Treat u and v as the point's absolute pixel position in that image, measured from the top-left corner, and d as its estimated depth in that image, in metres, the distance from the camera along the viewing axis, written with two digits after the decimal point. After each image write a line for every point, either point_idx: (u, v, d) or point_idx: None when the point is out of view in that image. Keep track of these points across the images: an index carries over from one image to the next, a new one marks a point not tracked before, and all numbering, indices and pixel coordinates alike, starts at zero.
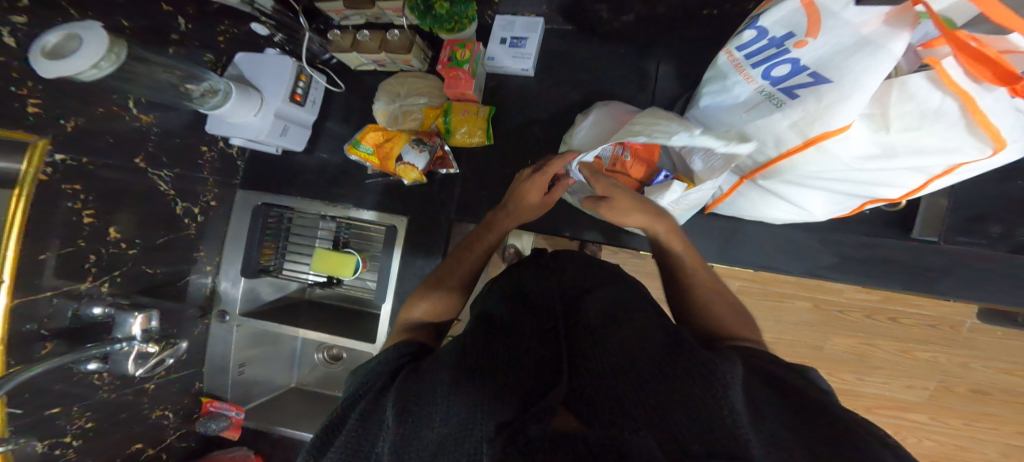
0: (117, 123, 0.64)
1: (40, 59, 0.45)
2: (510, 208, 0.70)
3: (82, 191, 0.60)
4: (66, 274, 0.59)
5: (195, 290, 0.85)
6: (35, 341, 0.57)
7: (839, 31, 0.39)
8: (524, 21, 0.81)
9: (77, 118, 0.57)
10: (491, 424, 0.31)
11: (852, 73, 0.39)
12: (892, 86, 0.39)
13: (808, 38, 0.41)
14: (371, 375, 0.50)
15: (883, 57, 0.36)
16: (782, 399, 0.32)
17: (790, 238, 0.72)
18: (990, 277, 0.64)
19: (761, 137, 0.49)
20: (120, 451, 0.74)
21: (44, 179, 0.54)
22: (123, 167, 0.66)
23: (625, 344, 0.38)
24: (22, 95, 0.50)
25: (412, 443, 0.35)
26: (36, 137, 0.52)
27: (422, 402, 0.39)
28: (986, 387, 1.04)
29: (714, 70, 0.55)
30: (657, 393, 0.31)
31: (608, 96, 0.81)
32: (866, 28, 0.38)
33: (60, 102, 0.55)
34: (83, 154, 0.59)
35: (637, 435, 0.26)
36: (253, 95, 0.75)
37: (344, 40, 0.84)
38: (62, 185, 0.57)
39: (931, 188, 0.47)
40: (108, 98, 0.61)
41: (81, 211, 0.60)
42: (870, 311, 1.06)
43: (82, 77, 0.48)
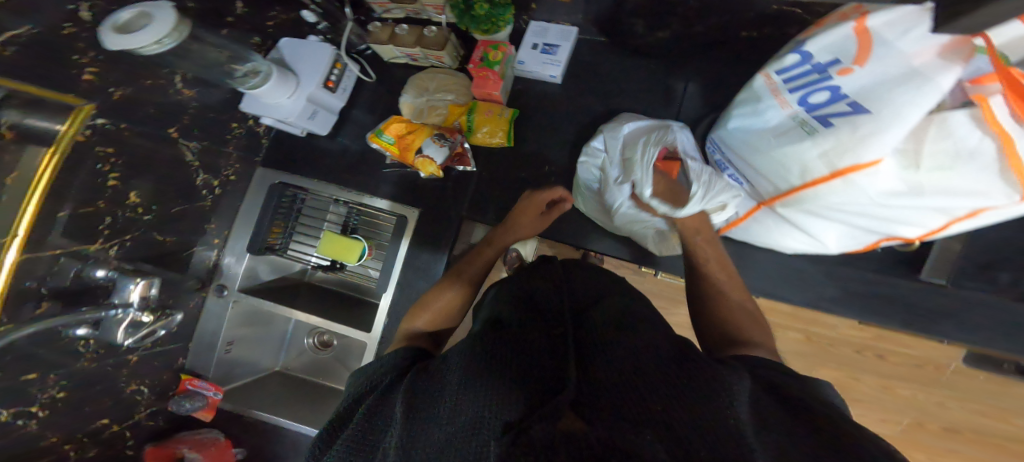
0: (161, 95, 0.68)
1: (110, 34, 0.50)
2: (509, 225, 0.74)
3: (112, 155, 0.62)
4: (71, 233, 0.58)
5: (199, 261, 0.83)
6: (30, 301, 0.55)
7: (886, 61, 0.41)
8: (558, 29, 0.85)
9: (125, 89, 0.62)
10: (500, 422, 0.32)
11: (894, 105, 0.40)
12: (932, 122, 0.40)
13: (854, 65, 0.44)
14: (381, 368, 0.51)
15: (929, 91, 0.37)
16: (788, 410, 0.32)
17: (795, 268, 0.74)
18: (989, 323, 0.66)
19: (790, 163, 0.51)
20: (84, 427, 0.69)
21: (82, 139, 0.57)
22: (151, 134, 0.68)
23: (638, 348, 0.38)
24: (82, 64, 0.55)
25: (420, 441, 0.36)
26: (82, 102, 0.56)
27: (429, 401, 0.40)
28: (958, 427, 1.07)
29: (748, 93, 0.59)
30: (669, 397, 0.31)
31: (634, 111, 0.83)
32: (916, 59, 0.39)
33: (116, 72, 0.60)
34: (122, 120, 0.62)
35: (645, 440, 0.27)
36: (291, 80, 0.78)
37: (382, 32, 0.86)
38: (97, 147, 0.59)
39: (951, 230, 0.49)
40: (156, 71, 0.66)
41: (108, 173, 0.61)
42: (859, 347, 1.09)
43: (144, 51, 0.53)
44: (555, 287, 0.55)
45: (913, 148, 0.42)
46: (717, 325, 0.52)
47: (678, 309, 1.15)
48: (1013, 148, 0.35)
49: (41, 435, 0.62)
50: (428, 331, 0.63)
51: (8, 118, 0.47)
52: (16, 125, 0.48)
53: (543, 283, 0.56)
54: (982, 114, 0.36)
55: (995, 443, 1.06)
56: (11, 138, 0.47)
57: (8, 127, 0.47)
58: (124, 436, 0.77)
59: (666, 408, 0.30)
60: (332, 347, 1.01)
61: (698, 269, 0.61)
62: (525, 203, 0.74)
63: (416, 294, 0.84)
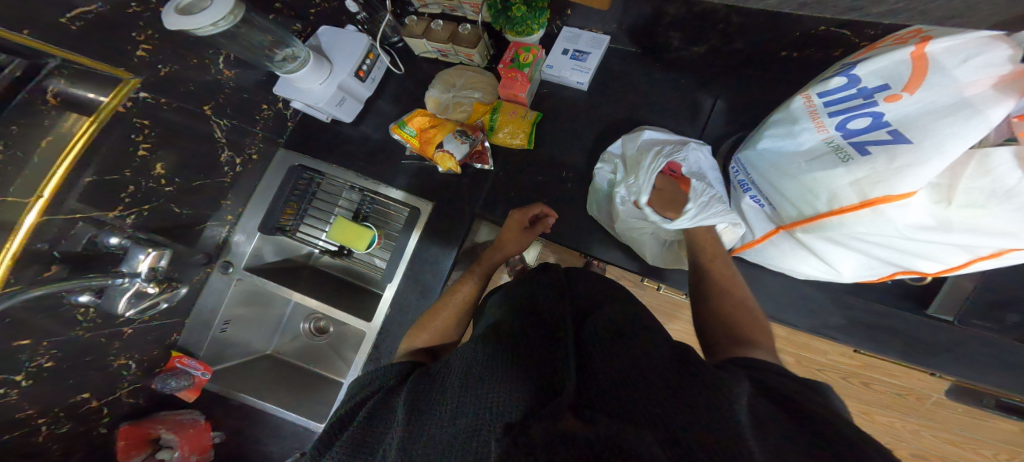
0: (203, 73, 0.70)
1: (172, 14, 0.51)
2: (496, 245, 0.76)
3: (147, 126, 0.63)
4: (88, 199, 0.57)
5: (209, 238, 0.82)
6: (39, 265, 0.53)
7: (938, 90, 0.43)
8: (590, 37, 0.85)
9: (173, 66, 0.65)
10: (501, 420, 0.32)
11: (937, 136, 0.41)
12: (972, 159, 0.41)
13: (904, 93, 0.45)
14: (380, 371, 0.51)
15: (977, 124, 0.39)
16: (791, 419, 0.31)
17: (804, 293, 0.74)
18: (986, 362, 0.67)
19: (818, 188, 0.52)
20: (61, 402, 0.66)
21: (122, 111, 0.58)
22: (191, 111, 0.69)
23: (647, 353, 0.38)
24: (138, 40, 0.59)
25: (421, 444, 0.35)
26: (128, 76, 0.59)
27: (430, 403, 0.40)
28: (929, 455, 1.08)
29: (783, 114, 0.59)
30: (667, 399, 0.31)
31: (658, 124, 0.84)
32: (968, 90, 0.41)
33: (167, 50, 0.63)
34: (160, 94, 0.64)
35: (641, 439, 0.27)
36: (325, 66, 0.79)
37: (417, 27, 0.87)
38: (134, 119, 0.60)
39: (969, 268, 0.50)
40: (203, 52, 0.69)
41: (139, 143, 0.62)
42: (846, 374, 1.09)
43: (199, 32, 0.54)
44: (558, 291, 0.53)
45: (948, 183, 0.43)
46: (718, 319, 0.53)
47: (675, 323, 1.17)
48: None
49: (16, 407, 0.60)
50: (429, 347, 0.63)
51: (55, 86, 0.52)
52: (62, 93, 0.53)
53: (545, 285, 0.54)
54: None
55: None
56: (54, 105, 0.52)
57: (54, 94, 0.52)
58: (99, 414, 0.73)
59: (668, 412, 0.30)
60: (328, 334, 1.01)
61: (698, 265, 0.62)
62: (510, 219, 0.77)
63: (423, 288, 0.84)
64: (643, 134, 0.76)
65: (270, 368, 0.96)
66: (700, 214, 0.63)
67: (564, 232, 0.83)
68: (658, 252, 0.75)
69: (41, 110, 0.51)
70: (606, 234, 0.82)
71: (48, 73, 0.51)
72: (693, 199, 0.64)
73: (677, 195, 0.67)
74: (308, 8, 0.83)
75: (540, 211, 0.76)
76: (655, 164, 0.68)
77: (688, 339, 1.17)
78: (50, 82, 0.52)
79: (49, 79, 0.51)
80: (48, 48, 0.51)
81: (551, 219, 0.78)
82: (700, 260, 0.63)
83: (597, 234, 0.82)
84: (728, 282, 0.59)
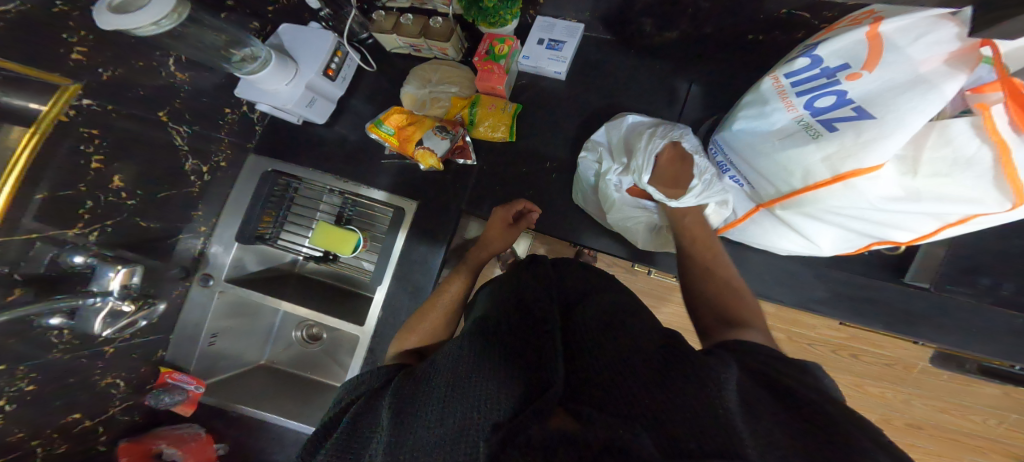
0: (153, 77, 0.66)
1: (104, 12, 0.49)
2: (481, 243, 0.76)
3: (97, 136, 0.59)
4: (45, 216, 0.55)
5: (184, 251, 0.80)
6: (3, 286, 0.52)
7: (895, 67, 0.43)
8: (564, 26, 0.85)
9: (116, 69, 0.61)
10: (490, 420, 0.32)
11: (898, 111, 0.42)
12: (934, 130, 0.42)
13: (863, 71, 0.46)
14: (367, 374, 0.51)
15: (934, 98, 0.40)
16: (779, 403, 0.32)
17: (788, 270, 0.76)
18: (963, 328, 0.69)
19: (791, 166, 0.53)
20: (52, 423, 0.65)
21: (65, 120, 0.54)
22: (141, 117, 0.66)
23: (633, 342, 0.38)
24: (72, 42, 0.54)
25: (407, 442, 0.36)
26: (69, 82, 0.54)
27: (417, 402, 0.40)
28: (921, 422, 1.11)
29: (754, 96, 0.60)
30: (652, 390, 0.31)
31: (635, 110, 0.84)
32: (923, 66, 0.42)
33: (106, 52, 0.59)
34: (109, 101, 0.60)
35: (633, 434, 0.27)
36: (290, 65, 0.76)
37: (386, 22, 0.85)
38: (81, 129, 0.57)
39: (941, 235, 0.51)
40: (150, 55, 0.65)
41: (90, 155, 0.59)
42: (836, 347, 1.12)
43: (140, 31, 0.52)
44: (543, 286, 0.53)
45: (913, 155, 0.44)
46: (709, 302, 0.54)
47: (667, 306, 1.18)
48: (1008, 156, 0.37)
49: (4, 430, 0.58)
50: (419, 347, 0.62)
51: None
52: None
53: (532, 280, 0.54)
54: (982, 123, 0.38)
55: (952, 437, 1.11)
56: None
57: None
58: (96, 433, 0.73)
59: (657, 401, 0.30)
60: (321, 340, 1.01)
61: (684, 250, 0.63)
62: (494, 216, 0.76)
63: (413, 287, 0.83)
64: (629, 117, 0.75)
65: (264, 379, 0.94)
66: (705, 190, 0.64)
67: (549, 222, 0.83)
68: (648, 238, 0.75)
69: None
70: (591, 222, 0.82)
71: None
72: (698, 176, 0.64)
73: (680, 171, 0.67)
74: (265, 5, 0.80)
75: (523, 207, 0.77)
76: (653, 141, 0.67)
77: (680, 321, 1.18)
78: None
79: None
80: None
81: (534, 213, 0.78)
82: (688, 246, 0.63)
83: (582, 223, 0.82)
84: (715, 267, 0.60)
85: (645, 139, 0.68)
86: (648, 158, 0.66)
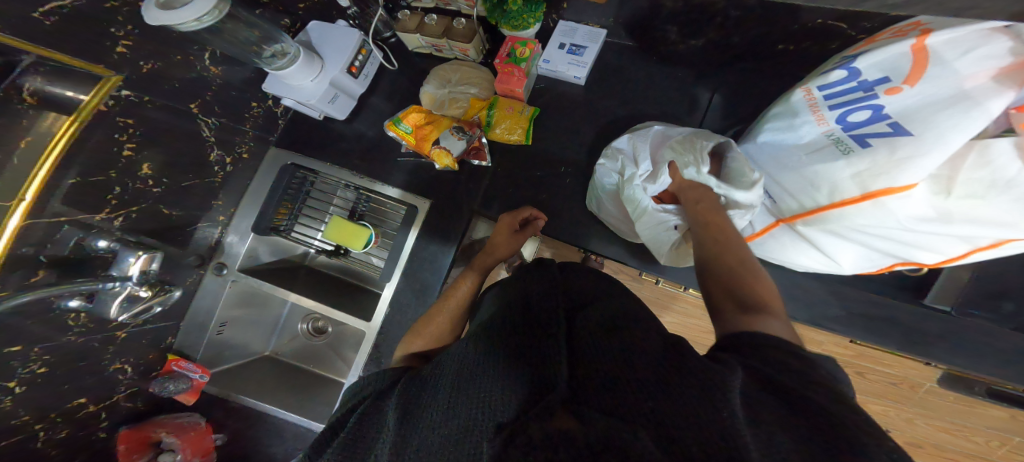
0: (188, 70, 0.68)
1: (153, 9, 0.50)
2: (489, 248, 0.75)
3: (132, 125, 0.61)
4: (72, 201, 0.56)
5: (201, 239, 0.81)
6: (27, 268, 0.53)
7: (939, 82, 0.44)
8: (586, 31, 0.85)
9: (154, 62, 0.63)
10: (493, 423, 0.32)
11: (938, 128, 0.42)
12: (973, 149, 0.42)
13: (904, 85, 0.46)
14: (370, 377, 0.51)
15: (978, 115, 0.40)
16: (785, 409, 0.30)
17: (802, 285, 0.75)
18: (984, 353, 0.68)
19: (817, 182, 0.52)
20: (57, 406, 0.66)
21: (104, 110, 0.57)
22: (175, 108, 0.67)
23: (638, 346, 0.37)
24: (118, 37, 0.58)
25: (411, 445, 0.36)
26: (111, 73, 0.58)
27: (422, 404, 0.40)
28: (922, 442, 1.10)
29: (782, 108, 0.59)
30: (656, 393, 0.31)
31: (653, 118, 0.84)
32: (969, 82, 0.42)
33: (149, 46, 0.62)
34: (145, 92, 0.62)
35: (637, 436, 0.27)
36: (316, 61, 0.77)
37: (410, 21, 0.85)
38: (117, 118, 0.59)
39: (968, 259, 0.50)
40: (185, 48, 0.67)
41: (124, 142, 0.60)
42: (841, 364, 1.10)
43: (183, 27, 0.52)
44: (551, 288, 0.52)
45: (948, 175, 0.44)
46: (725, 284, 0.50)
47: (668, 315, 1.17)
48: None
49: (11, 411, 0.59)
50: (425, 351, 0.63)
51: (31, 84, 0.49)
52: (39, 92, 0.51)
53: (542, 283, 0.54)
54: None
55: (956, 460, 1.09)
56: (31, 104, 0.50)
57: (31, 93, 0.50)
58: (97, 417, 0.72)
59: (666, 408, 0.29)
60: (326, 334, 1.00)
61: (703, 230, 0.58)
62: (502, 222, 0.77)
63: (421, 286, 0.83)
64: (656, 125, 0.74)
65: (269, 370, 0.95)
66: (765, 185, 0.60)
67: (561, 227, 0.83)
68: (667, 253, 0.71)
69: (16, 110, 0.48)
70: (603, 228, 0.82)
71: (24, 71, 0.49)
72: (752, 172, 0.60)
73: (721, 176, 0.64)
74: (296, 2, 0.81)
75: (529, 215, 0.77)
76: (701, 140, 0.65)
77: (684, 330, 1.17)
78: (27, 80, 0.49)
79: (25, 77, 0.49)
80: (20, 44, 0.48)
81: (540, 221, 0.79)
82: (705, 227, 0.58)
83: (594, 228, 0.82)
84: (735, 249, 0.54)
85: (690, 137, 0.67)
86: (703, 152, 0.63)
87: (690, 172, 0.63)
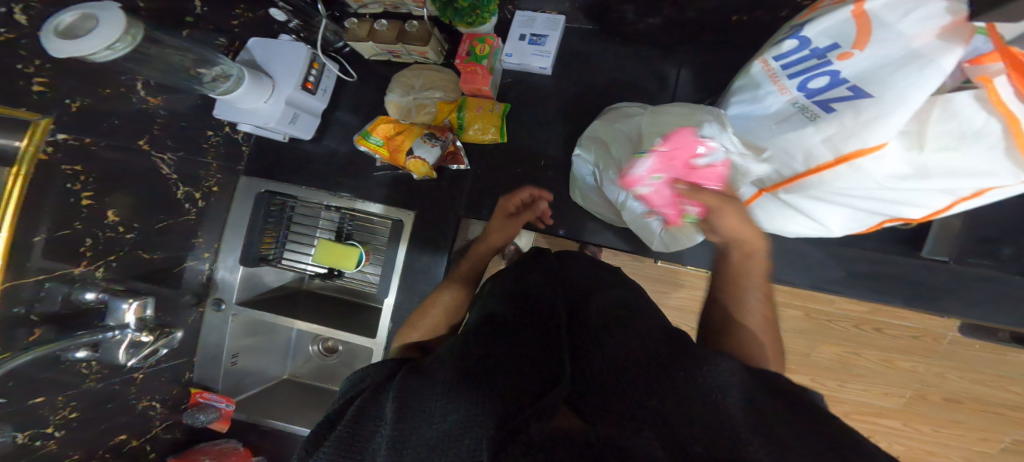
0: (123, 104, 0.63)
1: (53, 39, 0.45)
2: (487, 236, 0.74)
3: (82, 172, 0.58)
4: (53, 255, 0.56)
5: (192, 276, 0.83)
6: (24, 328, 0.54)
7: (887, 44, 0.42)
8: (544, 18, 0.82)
9: (84, 99, 0.57)
10: (490, 418, 0.30)
11: (897, 88, 0.40)
12: (936, 104, 0.41)
13: (853, 50, 0.44)
14: (371, 369, 0.49)
15: (932, 73, 0.38)
16: (783, 403, 0.30)
17: (802, 252, 0.73)
18: (1000, 300, 0.66)
19: (791, 150, 0.51)
20: (104, 444, 0.71)
21: (44, 157, 0.53)
22: (122, 147, 0.64)
23: (634, 343, 0.37)
24: (30, 73, 0.50)
25: (410, 440, 0.34)
26: (38, 116, 0.51)
27: (422, 398, 0.37)
28: (957, 395, 1.07)
29: (745, 80, 0.57)
30: (652, 390, 0.30)
31: (624, 99, 0.82)
32: (916, 42, 0.40)
33: (68, 81, 0.55)
34: (85, 134, 0.58)
35: (638, 434, 0.25)
36: (265, 81, 0.75)
37: (360, 29, 0.84)
38: (63, 166, 0.55)
39: (955, 210, 0.49)
40: (117, 79, 0.61)
41: (79, 192, 0.58)
42: (858, 322, 1.08)
43: (94, 57, 0.49)
44: (546, 281, 0.52)
45: (917, 130, 0.43)
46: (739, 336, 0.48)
47: (674, 292, 1.16)
48: (1018, 126, 0.36)
49: (62, 453, 0.64)
50: (421, 342, 0.61)
51: None
52: None
53: (536, 277, 0.53)
54: (988, 96, 0.37)
55: (994, 409, 1.07)
56: None
57: None
58: (145, 450, 0.79)
59: (657, 402, 0.28)
60: (338, 352, 1.00)
61: (737, 290, 0.53)
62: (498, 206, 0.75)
63: (420, 297, 0.83)
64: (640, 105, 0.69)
65: (288, 392, 0.96)
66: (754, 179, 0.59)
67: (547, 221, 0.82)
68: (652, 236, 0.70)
69: None
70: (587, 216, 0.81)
71: None
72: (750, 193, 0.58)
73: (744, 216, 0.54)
74: (233, 21, 0.78)
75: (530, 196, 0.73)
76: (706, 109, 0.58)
77: (691, 307, 1.16)
78: None
79: None
80: None
81: (543, 201, 0.75)
82: (738, 284, 0.54)
83: (581, 218, 0.81)
84: (758, 326, 0.50)
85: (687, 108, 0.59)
86: (720, 117, 0.56)
87: (711, 130, 0.55)
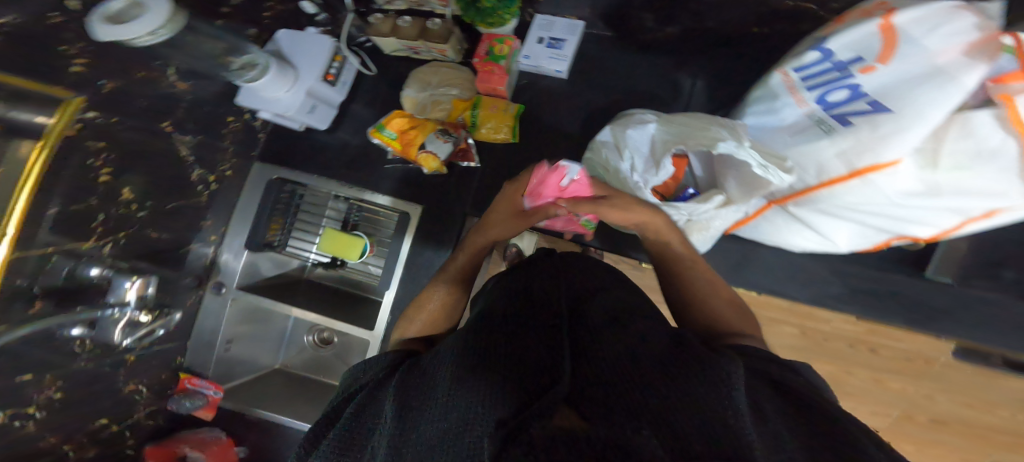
0: (150, 88, 0.65)
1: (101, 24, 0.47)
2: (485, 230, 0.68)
3: (103, 150, 0.59)
4: (62, 230, 0.56)
5: (195, 259, 0.82)
6: (23, 301, 0.53)
7: (910, 59, 0.43)
8: (564, 23, 0.84)
9: (114, 81, 0.59)
10: (493, 415, 0.29)
11: (917, 104, 0.41)
12: (954, 122, 0.41)
13: (877, 64, 0.45)
14: (370, 366, 0.49)
15: (953, 90, 0.39)
16: (791, 403, 0.30)
17: (804, 266, 0.74)
18: (999, 325, 0.67)
19: (805, 163, 0.52)
20: (81, 429, 0.68)
21: (72, 133, 0.53)
22: (141, 127, 0.65)
23: (642, 343, 0.37)
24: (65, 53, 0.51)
25: (412, 442, 0.33)
26: (71, 95, 0.52)
27: (425, 398, 0.37)
28: (943, 418, 1.09)
29: (763, 91, 0.59)
30: (660, 386, 0.30)
31: (637, 106, 0.83)
32: (939, 58, 0.41)
33: (104, 65, 0.57)
34: (111, 113, 0.59)
35: (641, 432, 0.24)
36: (289, 72, 0.76)
37: (383, 24, 0.85)
38: (88, 141, 0.56)
39: (962, 229, 0.50)
40: (148, 63, 0.64)
41: (99, 168, 0.59)
42: (853, 341, 1.08)
43: (137, 43, 0.50)
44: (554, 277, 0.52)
45: (932, 148, 0.43)
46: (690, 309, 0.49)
47: None
48: None
49: (38, 436, 0.61)
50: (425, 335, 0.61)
51: None
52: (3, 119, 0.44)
53: (543, 274, 0.53)
54: (1006, 114, 0.36)
55: (980, 433, 1.08)
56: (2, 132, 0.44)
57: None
58: (123, 436, 0.78)
59: (665, 399, 0.28)
60: (332, 344, 0.98)
61: (679, 273, 0.54)
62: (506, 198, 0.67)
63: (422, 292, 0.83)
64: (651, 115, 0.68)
65: (281, 381, 0.95)
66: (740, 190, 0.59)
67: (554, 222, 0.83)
68: None
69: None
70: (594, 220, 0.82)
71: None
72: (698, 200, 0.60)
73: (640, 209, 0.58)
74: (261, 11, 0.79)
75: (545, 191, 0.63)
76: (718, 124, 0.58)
77: None
78: None
79: None
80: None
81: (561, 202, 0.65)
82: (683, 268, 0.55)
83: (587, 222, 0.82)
84: (716, 303, 0.50)
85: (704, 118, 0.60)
86: (734, 130, 0.56)
87: (727, 146, 0.53)
